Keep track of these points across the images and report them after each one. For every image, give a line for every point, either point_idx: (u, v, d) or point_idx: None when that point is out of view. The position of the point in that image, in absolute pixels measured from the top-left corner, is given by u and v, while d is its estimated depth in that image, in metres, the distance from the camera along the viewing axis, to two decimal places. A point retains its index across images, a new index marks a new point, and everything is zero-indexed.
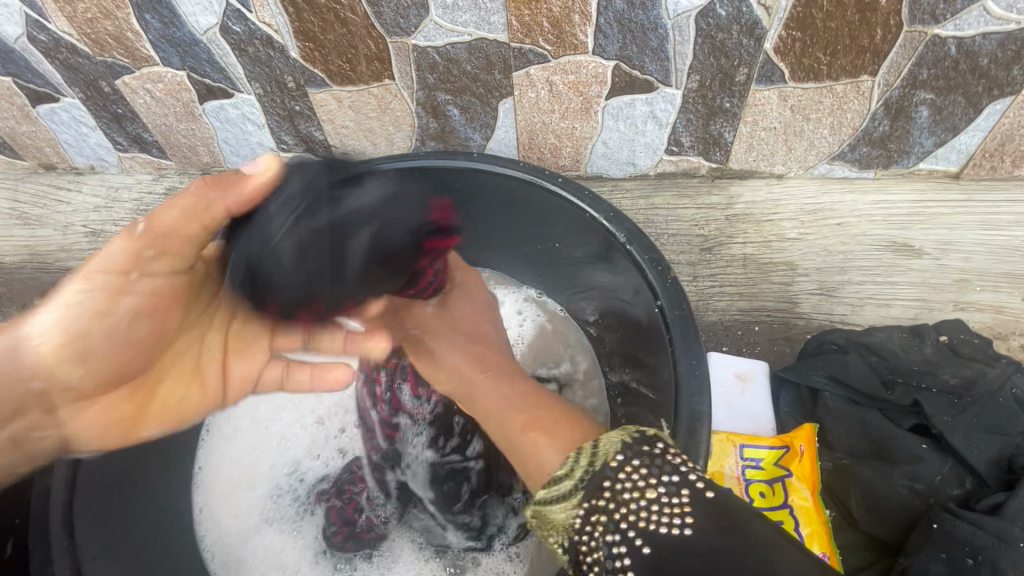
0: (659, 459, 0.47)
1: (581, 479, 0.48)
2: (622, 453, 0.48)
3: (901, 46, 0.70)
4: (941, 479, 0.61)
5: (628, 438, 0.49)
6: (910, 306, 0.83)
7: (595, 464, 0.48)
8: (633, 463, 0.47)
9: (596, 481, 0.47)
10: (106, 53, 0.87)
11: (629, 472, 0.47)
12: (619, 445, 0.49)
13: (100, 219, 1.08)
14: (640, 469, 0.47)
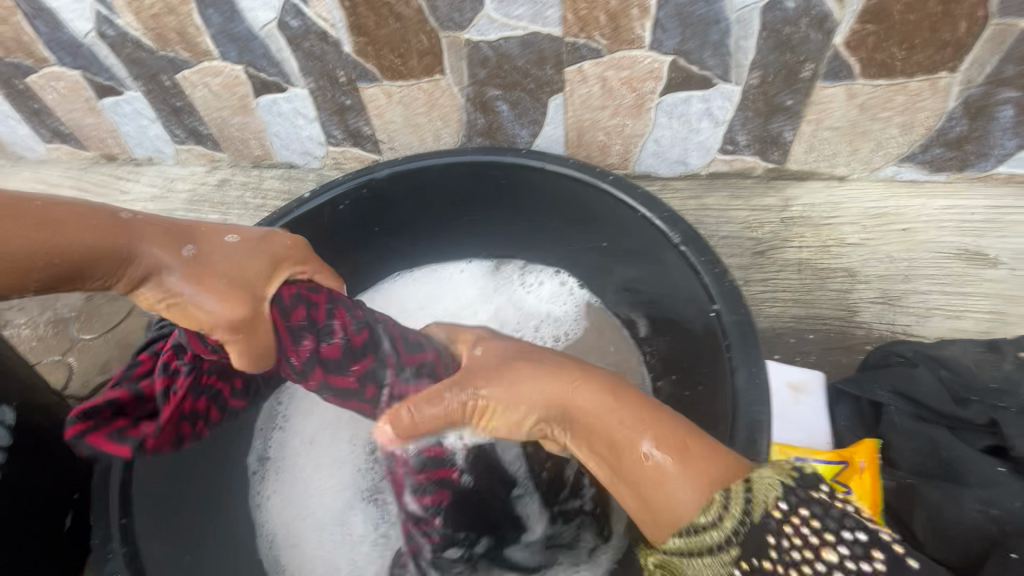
0: (832, 509, 0.46)
1: (734, 527, 0.46)
2: (786, 500, 0.47)
3: (986, 41, 0.65)
4: (1020, 505, 0.56)
5: (785, 481, 0.48)
6: (982, 318, 0.78)
7: (755, 512, 0.46)
8: (799, 511, 0.46)
9: (757, 533, 0.46)
10: (169, 47, 0.89)
11: (795, 522, 0.46)
12: (780, 489, 0.47)
13: (156, 208, 1.11)
14: (808, 519, 0.45)
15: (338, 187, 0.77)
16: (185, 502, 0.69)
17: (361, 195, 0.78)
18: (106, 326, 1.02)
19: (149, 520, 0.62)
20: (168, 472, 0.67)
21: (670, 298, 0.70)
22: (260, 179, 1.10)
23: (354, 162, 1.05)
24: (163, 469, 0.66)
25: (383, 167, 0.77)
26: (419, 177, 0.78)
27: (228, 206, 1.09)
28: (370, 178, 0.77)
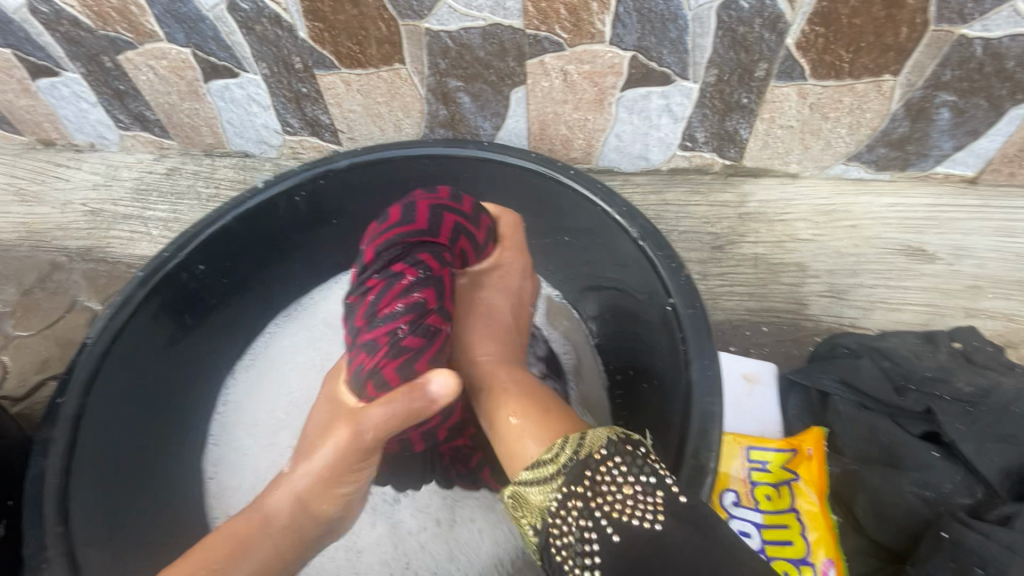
0: (641, 459, 0.47)
1: (564, 464, 0.49)
2: (606, 447, 0.49)
3: (926, 46, 0.68)
4: (950, 487, 0.60)
5: (614, 434, 0.50)
6: (921, 311, 0.82)
7: (579, 454, 0.49)
8: (614, 458, 0.48)
9: (578, 468, 0.48)
10: (109, 27, 0.84)
11: (609, 466, 0.48)
12: (603, 439, 0.49)
13: (100, 198, 1.06)
14: (620, 465, 0.48)
15: (293, 178, 0.74)
16: (121, 512, 0.67)
17: (317, 186, 0.76)
18: (44, 322, 0.96)
19: (84, 527, 0.60)
20: (104, 477, 0.65)
21: (628, 289, 0.71)
22: (213, 169, 1.05)
23: (312, 152, 1.02)
24: (99, 475, 0.64)
25: (341, 158, 0.74)
26: (379, 168, 0.76)
27: (178, 197, 1.04)
28: (327, 169, 0.75)
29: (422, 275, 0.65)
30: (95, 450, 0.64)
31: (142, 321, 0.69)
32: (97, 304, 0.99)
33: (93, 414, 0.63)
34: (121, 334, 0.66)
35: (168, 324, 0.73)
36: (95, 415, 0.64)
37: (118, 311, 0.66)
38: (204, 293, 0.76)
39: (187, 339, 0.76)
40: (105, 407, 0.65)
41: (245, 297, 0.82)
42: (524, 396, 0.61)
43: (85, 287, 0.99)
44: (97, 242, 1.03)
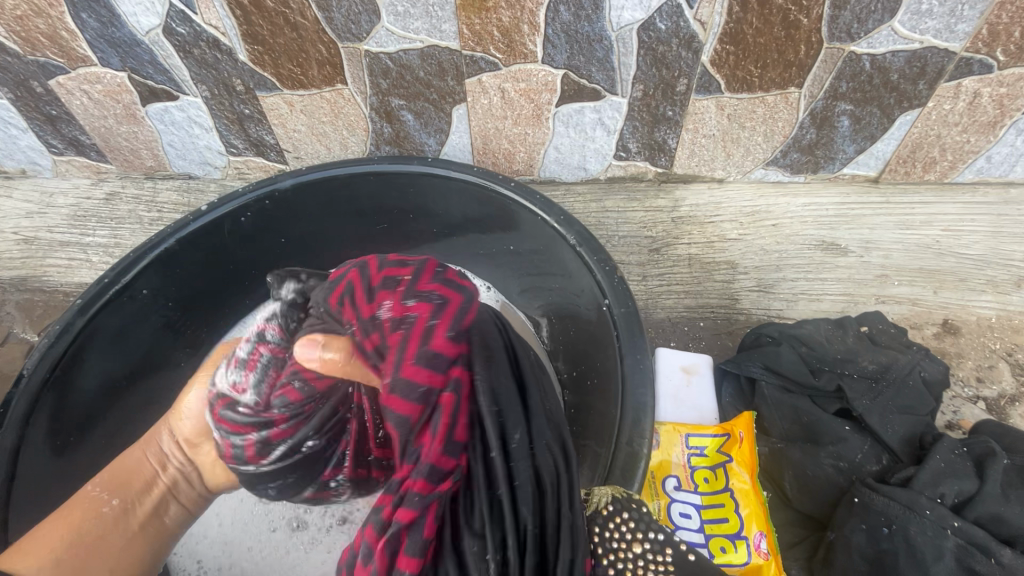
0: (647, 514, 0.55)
1: None
2: (612, 506, 0.55)
3: (823, 62, 0.75)
4: (862, 457, 0.67)
5: (619, 492, 0.55)
6: (838, 300, 0.89)
7: (587, 512, 0.56)
8: (622, 515, 0.54)
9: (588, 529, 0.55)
10: (38, 52, 0.83)
11: (618, 523, 0.54)
12: (609, 498, 0.55)
13: (33, 225, 1.02)
14: (629, 521, 0.54)
15: (239, 199, 0.75)
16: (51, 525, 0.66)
17: (263, 206, 0.77)
18: None
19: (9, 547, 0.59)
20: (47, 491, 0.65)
21: (569, 293, 0.75)
22: (155, 192, 1.03)
23: (258, 172, 1.02)
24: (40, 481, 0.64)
25: (286, 178, 0.76)
26: (325, 186, 0.78)
27: (119, 221, 1.01)
28: (273, 189, 0.76)
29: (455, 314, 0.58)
30: (32, 479, 0.63)
31: (85, 348, 0.68)
32: (34, 336, 0.95)
33: (33, 443, 0.63)
34: (62, 362, 0.66)
35: (113, 350, 0.72)
36: (34, 445, 0.63)
37: (58, 338, 0.65)
38: (151, 317, 0.76)
39: (135, 364, 0.76)
40: (47, 436, 0.65)
41: (193, 319, 0.82)
42: None
43: (21, 318, 0.96)
44: (32, 271, 0.99)
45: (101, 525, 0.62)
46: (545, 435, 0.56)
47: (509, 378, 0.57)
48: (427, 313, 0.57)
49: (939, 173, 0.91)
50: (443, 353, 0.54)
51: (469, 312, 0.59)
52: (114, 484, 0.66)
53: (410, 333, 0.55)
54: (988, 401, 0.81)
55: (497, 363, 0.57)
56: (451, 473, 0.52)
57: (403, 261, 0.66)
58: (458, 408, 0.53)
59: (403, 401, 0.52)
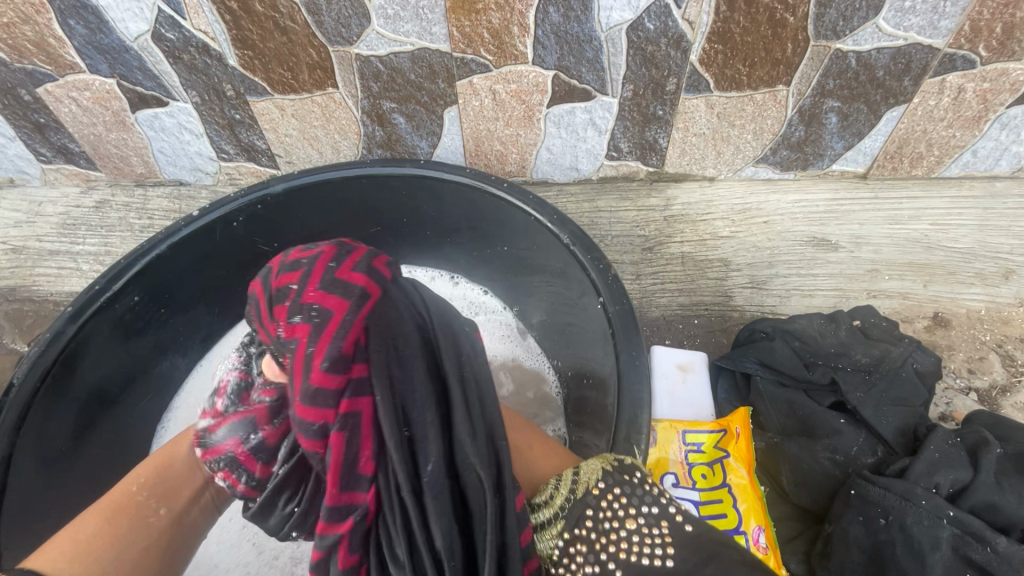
0: (638, 487, 0.51)
1: (561, 506, 0.52)
2: (603, 481, 0.52)
3: (810, 59, 0.76)
4: (856, 449, 0.68)
5: (608, 465, 0.53)
6: (830, 296, 0.90)
7: (577, 492, 0.52)
8: (613, 490, 0.51)
9: (578, 509, 0.51)
10: (25, 59, 0.82)
11: (609, 500, 0.51)
12: (599, 473, 0.53)
13: (22, 235, 1.01)
14: (620, 498, 0.51)
15: (230, 204, 0.75)
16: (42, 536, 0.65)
17: (255, 211, 0.77)
18: None
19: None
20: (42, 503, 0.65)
21: (563, 291, 0.75)
22: (145, 200, 1.03)
23: (250, 177, 1.02)
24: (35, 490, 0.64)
25: (278, 182, 0.76)
26: (317, 190, 0.78)
27: (109, 229, 1.01)
28: (265, 194, 0.76)
29: (343, 331, 0.55)
30: (26, 483, 0.63)
31: (78, 356, 0.68)
32: (23, 346, 0.94)
33: (27, 449, 0.63)
34: (53, 371, 0.65)
35: (106, 358, 0.71)
36: (28, 451, 0.63)
37: (48, 347, 0.64)
38: (144, 324, 0.75)
39: (128, 371, 0.75)
40: (38, 445, 0.64)
41: (186, 326, 0.81)
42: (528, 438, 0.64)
43: (10, 328, 0.95)
44: (21, 281, 0.98)
45: (150, 534, 0.60)
46: (466, 449, 0.55)
47: (423, 394, 0.57)
48: (307, 337, 0.55)
49: (927, 168, 0.92)
50: (326, 393, 0.54)
51: (357, 328, 0.56)
52: (161, 491, 0.63)
53: (294, 364, 0.56)
54: (980, 392, 0.82)
55: (403, 376, 0.57)
56: (356, 508, 0.54)
57: (297, 258, 0.61)
58: (352, 446, 0.54)
59: (305, 439, 0.55)
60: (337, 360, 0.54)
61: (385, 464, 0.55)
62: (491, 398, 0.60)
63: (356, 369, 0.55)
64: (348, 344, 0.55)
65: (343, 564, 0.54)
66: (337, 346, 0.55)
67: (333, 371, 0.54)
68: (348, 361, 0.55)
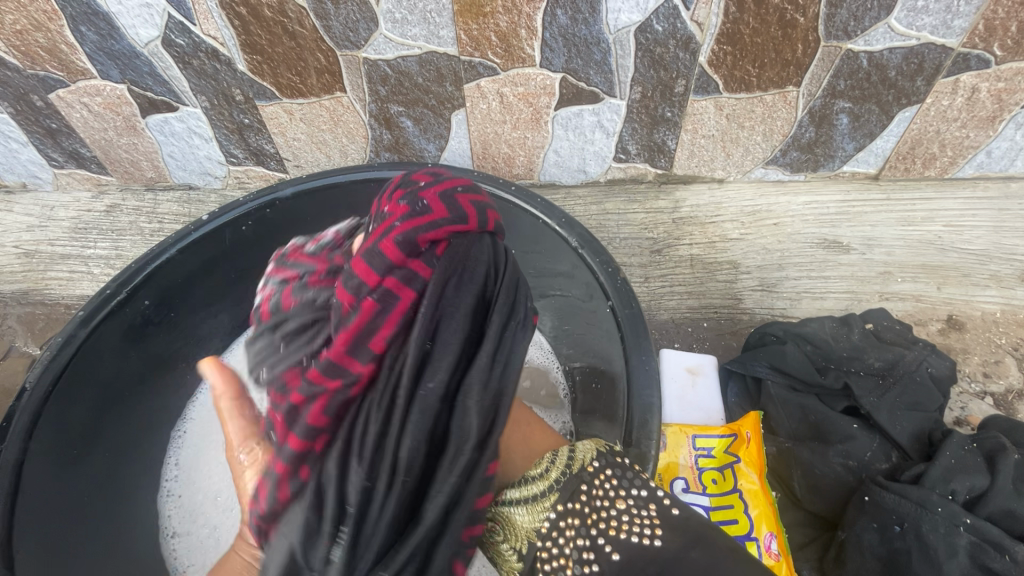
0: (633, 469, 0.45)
1: (556, 479, 0.45)
2: (597, 460, 0.45)
3: (820, 60, 0.76)
4: (870, 455, 0.67)
5: (603, 447, 0.47)
6: (842, 298, 0.89)
7: (572, 466, 0.45)
8: (606, 471, 0.44)
9: (571, 484, 0.44)
10: (38, 66, 0.83)
11: (603, 480, 0.44)
12: (593, 452, 0.46)
13: (35, 239, 1.02)
14: (612, 479, 0.44)
15: (239, 208, 0.75)
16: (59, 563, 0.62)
17: (264, 215, 0.77)
18: None
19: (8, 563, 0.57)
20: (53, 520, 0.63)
21: (570, 293, 0.75)
22: (155, 204, 1.03)
23: (258, 181, 1.02)
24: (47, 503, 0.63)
25: (287, 186, 0.76)
26: (325, 194, 0.78)
27: (120, 233, 1.01)
28: (274, 198, 0.76)
29: (428, 225, 0.52)
30: (39, 489, 0.63)
31: (90, 359, 0.68)
32: (36, 349, 0.95)
33: (40, 453, 0.63)
34: (65, 374, 0.66)
35: (117, 362, 0.72)
36: (42, 455, 0.63)
37: (60, 351, 0.65)
38: (153, 328, 0.75)
39: (138, 376, 0.75)
40: (52, 449, 0.65)
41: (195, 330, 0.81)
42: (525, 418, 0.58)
43: (23, 331, 0.96)
44: (33, 284, 0.99)
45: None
46: (468, 398, 0.48)
47: (463, 322, 0.50)
48: (399, 215, 0.53)
49: (940, 169, 0.91)
50: (385, 258, 0.51)
51: (443, 234, 0.52)
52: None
53: (377, 228, 0.54)
54: (996, 396, 0.80)
55: (453, 298, 0.50)
56: (346, 373, 0.49)
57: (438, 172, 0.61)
58: (374, 317, 0.50)
59: (345, 289, 0.52)
60: (411, 241, 0.51)
61: (392, 361, 0.49)
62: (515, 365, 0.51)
63: (415, 263, 0.51)
64: (428, 236, 0.52)
65: (310, 421, 0.49)
66: (416, 232, 0.51)
67: (403, 254, 0.51)
68: (416, 253, 0.51)
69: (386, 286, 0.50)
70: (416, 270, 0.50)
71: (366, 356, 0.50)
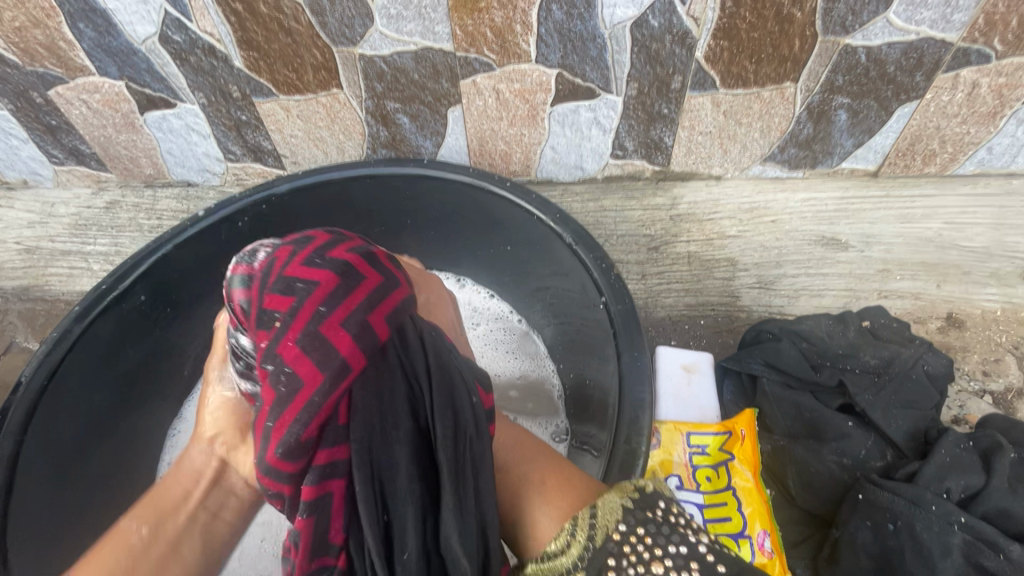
0: (662, 525, 0.45)
1: (582, 554, 0.46)
2: (624, 522, 0.46)
3: (818, 56, 0.75)
4: (865, 453, 0.66)
5: (627, 501, 0.48)
6: (839, 296, 0.89)
7: (596, 537, 0.47)
8: (636, 531, 0.46)
9: (600, 557, 0.45)
10: (37, 63, 0.84)
11: (633, 543, 0.45)
12: (618, 514, 0.47)
13: (35, 235, 1.03)
14: (643, 538, 0.45)
15: (234, 204, 0.75)
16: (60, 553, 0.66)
17: (260, 211, 0.77)
18: None
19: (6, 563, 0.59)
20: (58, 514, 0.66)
21: (565, 289, 0.75)
22: (154, 200, 1.04)
23: (256, 178, 1.03)
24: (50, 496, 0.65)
25: (282, 182, 0.76)
26: (320, 190, 0.78)
27: (119, 230, 1.02)
28: (270, 194, 0.76)
29: (315, 404, 0.53)
30: (40, 484, 0.64)
31: (84, 355, 0.69)
32: (36, 344, 0.96)
33: (35, 448, 0.64)
34: (60, 371, 0.66)
35: (112, 359, 0.72)
36: (35, 451, 0.64)
37: (54, 347, 0.66)
38: (150, 324, 0.76)
39: (134, 372, 0.76)
40: (46, 444, 0.65)
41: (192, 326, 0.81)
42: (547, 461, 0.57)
43: (23, 326, 0.97)
44: (34, 280, 1.00)
45: (129, 555, 0.57)
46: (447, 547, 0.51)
47: (409, 474, 0.53)
48: (278, 397, 0.55)
49: (940, 165, 0.90)
50: (304, 456, 0.54)
51: (337, 394, 0.54)
52: (146, 516, 0.61)
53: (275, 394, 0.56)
54: (995, 395, 0.80)
55: (387, 466, 0.53)
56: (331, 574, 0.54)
57: (292, 280, 0.58)
58: (326, 528, 0.53)
59: (277, 483, 0.55)
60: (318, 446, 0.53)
61: (357, 544, 0.53)
62: (486, 481, 0.53)
63: (334, 454, 0.54)
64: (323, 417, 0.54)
65: None
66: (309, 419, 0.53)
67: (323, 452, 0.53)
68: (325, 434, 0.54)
69: (316, 469, 0.53)
70: (331, 452, 0.54)
71: (333, 535, 0.53)
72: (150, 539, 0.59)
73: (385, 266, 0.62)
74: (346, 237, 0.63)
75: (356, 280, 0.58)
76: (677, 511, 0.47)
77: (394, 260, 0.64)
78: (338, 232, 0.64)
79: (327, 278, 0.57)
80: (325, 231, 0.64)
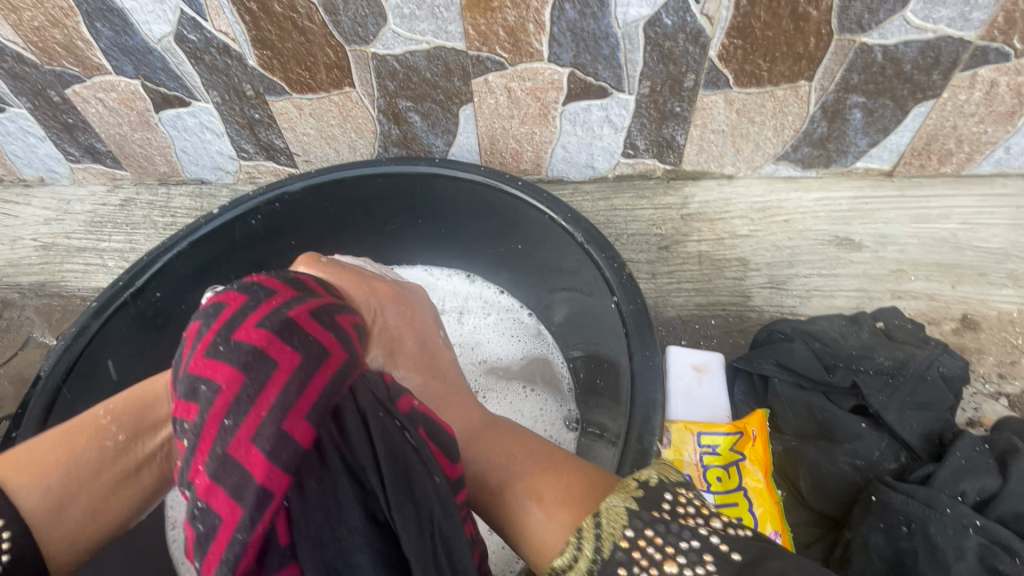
0: (672, 522, 0.42)
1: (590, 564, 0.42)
2: (631, 525, 0.42)
3: (833, 54, 0.74)
4: (878, 455, 0.66)
5: (631, 501, 0.44)
6: (852, 296, 0.88)
7: (603, 546, 0.42)
8: (645, 533, 0.42)
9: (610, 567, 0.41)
10: (55, 62, 0.85)
11: (643, 546, 0.41)
12: (625, 516, 0.43)
13: (52, 232, 1.04)
14: (654, 539, 0.41)
15: (248, 202, 0.76)
16: None
17: (273, 208, 0.78)
18: None
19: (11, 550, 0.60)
20: None
21: (576, 287, 0.75)
22: (168, 198, 1.05)
23: (269, 176, 1.03)
24: None
25: (295, 180, 0.77)
26: (333, 188, 0.79)
27: (134, 227, 1.03)
28: (283, 192, 0.77)
29: (251, 470, 0.47)
30: None
31: (103, 349, 0.70)
32: (53, 340, 0.98)
33: None
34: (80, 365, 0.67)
35: (130, 354, 0.74)
36: None
37: (73, 342, 0.67)
38: (166, 319, 0.77)
39: (150, 366, 0.77)
40: None
41: None
42: (541, 462, 0.51)
43: (40, 322, 0.98)
44: (50, 276, 1.01)
45: (97, 460, 0.57)
46: None
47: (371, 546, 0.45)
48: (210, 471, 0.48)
49: (956, 165, 0.89)
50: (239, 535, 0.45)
51: (269, 511, 0.45)
52: (124, 418, 0.60)
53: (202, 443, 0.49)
54: (1011, 397, 0.79)
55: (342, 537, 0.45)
56: None
57: (219, 343, 0.53)
58: None
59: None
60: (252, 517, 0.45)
61: None
62: (467, 572, 0.45)
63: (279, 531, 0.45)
64: (263, 486, 0.46)
65: None
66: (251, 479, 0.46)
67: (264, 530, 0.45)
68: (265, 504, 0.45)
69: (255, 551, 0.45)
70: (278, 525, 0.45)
71: None
72: (123, 449, 0.59)
73: (306, 334, 0.54)
74: (259, 304, 0.56)
75: (266, 368, 0.51)
76: (685, 500, 0.44)
77: (321, 322, 0.57)
78: (255, 291, 0.57)
79: (232, 374, 0.50)
80: (240, 294, 0.57)
